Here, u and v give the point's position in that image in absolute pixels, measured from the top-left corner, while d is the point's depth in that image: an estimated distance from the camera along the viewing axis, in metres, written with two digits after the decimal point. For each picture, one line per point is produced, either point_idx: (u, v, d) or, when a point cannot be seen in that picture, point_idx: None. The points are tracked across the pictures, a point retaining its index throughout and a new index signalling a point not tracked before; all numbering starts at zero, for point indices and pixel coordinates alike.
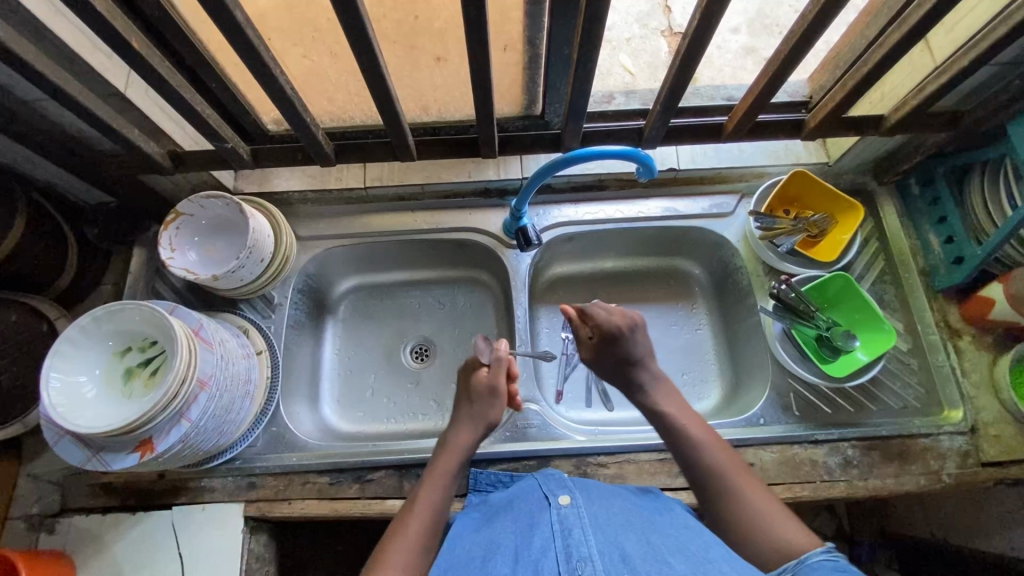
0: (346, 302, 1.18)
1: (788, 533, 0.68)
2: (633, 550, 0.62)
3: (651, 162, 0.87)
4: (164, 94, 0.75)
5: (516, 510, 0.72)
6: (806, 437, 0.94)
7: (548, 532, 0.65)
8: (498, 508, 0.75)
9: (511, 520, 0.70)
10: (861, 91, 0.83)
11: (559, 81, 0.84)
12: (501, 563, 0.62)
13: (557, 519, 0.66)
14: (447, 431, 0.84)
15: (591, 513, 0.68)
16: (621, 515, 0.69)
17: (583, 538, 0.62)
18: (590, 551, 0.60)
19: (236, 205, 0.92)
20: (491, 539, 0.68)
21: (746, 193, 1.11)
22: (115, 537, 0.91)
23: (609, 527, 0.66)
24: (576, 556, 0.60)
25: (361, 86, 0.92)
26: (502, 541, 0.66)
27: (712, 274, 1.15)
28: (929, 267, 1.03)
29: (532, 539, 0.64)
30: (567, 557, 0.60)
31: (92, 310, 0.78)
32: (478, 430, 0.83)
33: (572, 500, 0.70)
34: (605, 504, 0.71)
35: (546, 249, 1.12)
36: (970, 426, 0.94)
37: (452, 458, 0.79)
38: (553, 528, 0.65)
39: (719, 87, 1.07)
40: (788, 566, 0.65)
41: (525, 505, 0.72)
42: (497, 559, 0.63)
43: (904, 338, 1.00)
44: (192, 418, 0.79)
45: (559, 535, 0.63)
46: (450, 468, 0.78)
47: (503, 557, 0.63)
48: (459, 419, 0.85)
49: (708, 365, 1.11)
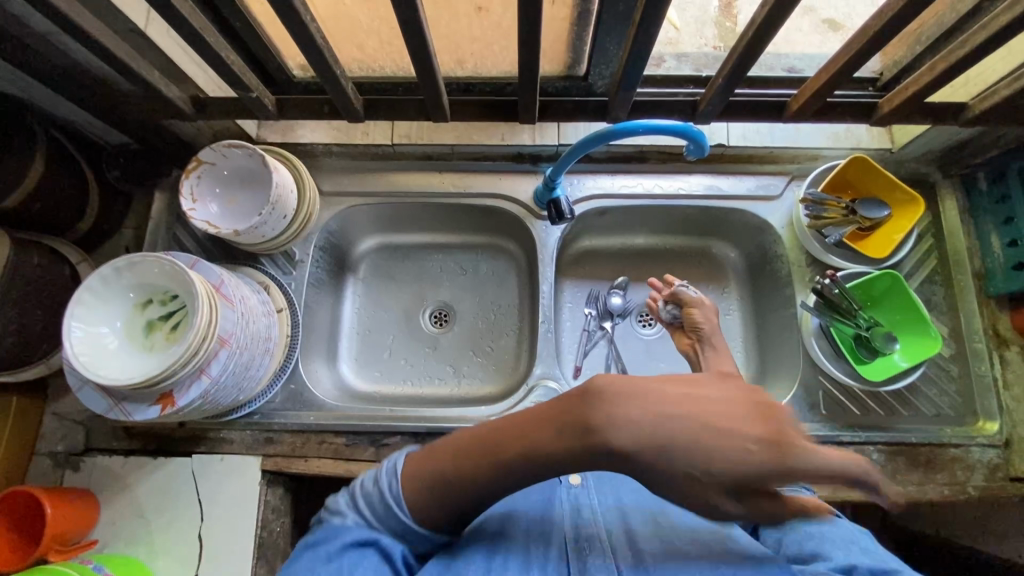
0: (367, 261, 1.16)
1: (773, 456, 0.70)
2: (639, 528, 0.64)
3: (703, 139, 0.80)
4: (188, 38, 0.70)
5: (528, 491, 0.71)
6: (831, 437, 0.91)
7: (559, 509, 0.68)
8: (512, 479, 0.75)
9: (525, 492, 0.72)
10: (949, 77, 0.74)
11: (611, 42, 0.78)
12: (515, 545, 0.62)
13: (568, 499, 0.69)
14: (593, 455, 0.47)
15: (601, 491, 0.71)
16: (631, 496, 0.70)
17: (592, 517, 0.66)
18: (599, 531, 0.63)
19: (260, 157, 0.88)
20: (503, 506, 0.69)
21: (797, 175, 1.03)
22: (137, 479, 0.93)
23: (622, 508, 0.68)
24: (583, 536, 0.63)
25: (394, 34, 0.85)
26: (515, 520, 0.66)
27: (749, 258, 1.10)
28: (985, 270, 0.97)
29: (550, 530, 0.64)
30: (576, 539, 0.63)
31: (111, 261, 0.76)
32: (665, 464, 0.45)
33: (582, 479, 0.72)
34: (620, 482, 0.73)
35: (577, 221, 1.07)
36: (1004, 440, 0.91)
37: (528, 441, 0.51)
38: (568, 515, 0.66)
39: (780, 56, 0.98)
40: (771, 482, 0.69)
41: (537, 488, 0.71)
42: (512, 535, 0.63)
43: (948, 343, 0.95)
44: (212, 374, 0.78)
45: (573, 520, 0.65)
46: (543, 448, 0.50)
47: (515, 525, 0.65)
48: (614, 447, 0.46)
49: (734, 352, 1.08)
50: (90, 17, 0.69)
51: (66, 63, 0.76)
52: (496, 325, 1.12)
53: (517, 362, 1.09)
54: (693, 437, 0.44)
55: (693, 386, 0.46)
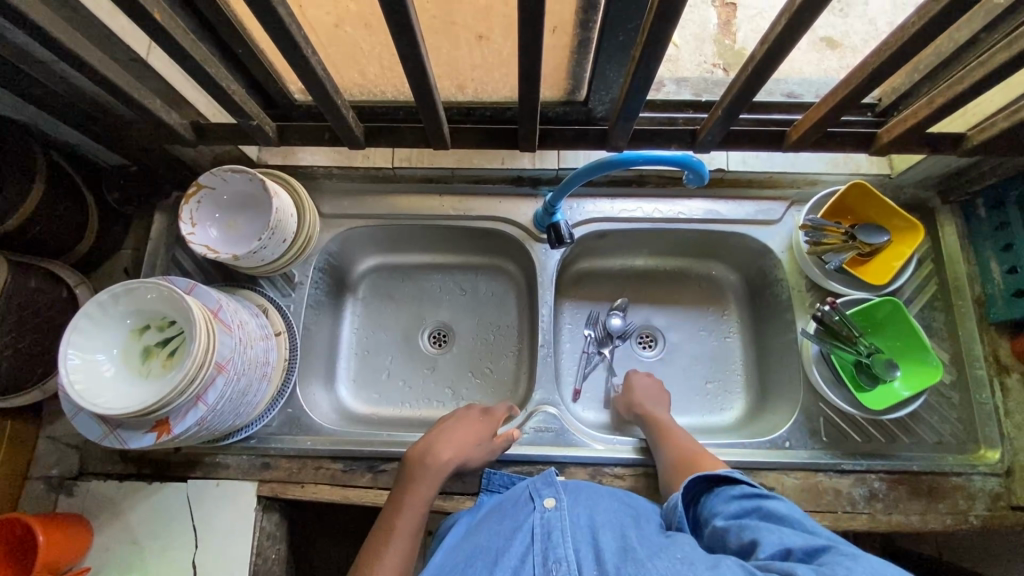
0: (366, 282, 1.15)
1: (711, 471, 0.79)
2: (607, 544, 0.65)
3: (703, 168, 0.80)
4: (189, 69, 0.70)
5: (504, 513, 0.74)
6: (832, 465, 0.91)
7: (529, 534, 0.67)
8: (489, 511, 0.77)
9: (497, 521, 0.73)
10: (949, 110, 0.75)
11: (612, 71, 0.78)
12: (481, 568, 0.64)
13: (539, 522, 0.69)
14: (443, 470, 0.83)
15: (575, 512, 0.70)
16: (607, 511, 0.71)
17: (561, 540, 0.65)
18: (567, 552, 0.64)
19: (260, 181, 0.88)
20: (476, 543, 0.70)
21: (797, 200, 1.03)
22: (131, 505, 0.92)
23: (590, 524, 0.68)
24: (553, 557, 0.63)
25: (395, 60, 0.85)
26: (487, 544, 0.68)
27: (749, 281, 1.10)
28: (985, 296, 0.97)
29: (513, 544, 0.66)
30: (544, 560, 0.63)
31: (109, 287, 0.76)
32: (462, 454, 0.84)
33: (556, 502, 0.72)
34: (594, 503, 0.73)
35: (577, 244, 1.07)
36: (1006, 468, 0.90)
37: (429, 485, 0.81)
38: (535, 530, 0.67)
39: (780, 82, 0.98)
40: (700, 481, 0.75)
41: (513, 508, 0.74)
42: (479, 562, 0.65)
43: (949, 370, 0.95)
44: (208, 402, 0.77)
45: (540, 538, 0.66)
46: (427, 494, 0.81)
47: (486, 556, 0.66)
48: (436, 471, 0.82)
49: (735, 376, 1.07)
50: (92, 47, 0.70)
51: (68, 91, 0.76)
52: (495, 347, 1.11)
53: (516, 384, 1.08)
54: (463, 449, 0.85)
55: (450, 419, 0.90)
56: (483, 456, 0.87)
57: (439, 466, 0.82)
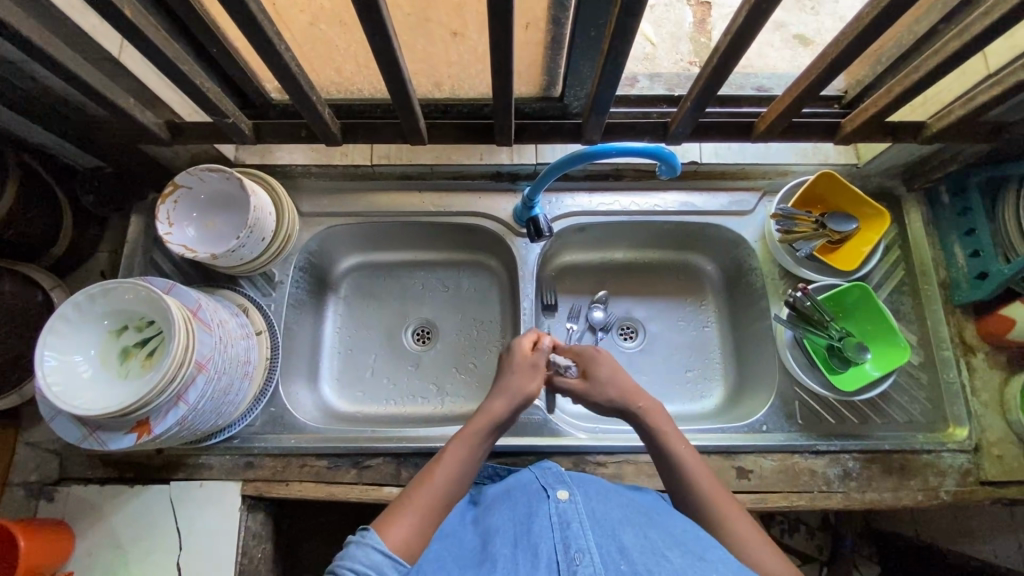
0: (348, 280, 1.16)
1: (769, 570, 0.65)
2: (631, 542, 0.62)
3: (675, 160, 0.82)
4: (163, 67, 0.70)
5: (513, 499, 0.72)
6: (808, 446, 0.93)
7: (546, 522, 0.65)
8: (494, 499, 0.75)
9: (508, 509, 0.70)
10: (908, 98, 0.78)
11: (584, 65, 0.79)
12: (501, 548, 0.62)
13: (554, 511, 0.66)
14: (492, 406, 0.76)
15: (588, 506, 0.69)
16: (618, 508, 0.70)
17: (582, 532, 0.62)
18: (588, 544, 0.61)
19: (237, 180, 0.88)
20: (488, 526, 0.68)
21: (768, 191, 1.06)
22: (112, 509, 0.91)
23: (605, 520, 0.66)
24: (574, 548, 0.60)
25: (371, 59, 0.86)
26: (500, 529, 0.66)
27: (726, 271, 1.12)
28: (950, 280, 1.00)
29: (530, 527, 0.64)
30: (565, 548, 0.60)
31: (85, 289, 0.76)
32: (510, 395, 0.77)
33: (570, 495, 0.70)
34: (604, 499, 0.72)
35: (556, 238, 1.08)
36: (973, 445, 0.93)
37: (484, 420, 0.75)
38: (551, 519, 0.65)
39: (749, 75, 1.01)
40: None
41: (523, 495, 0.72)
42: (496, 545, 0.63)
43: (917, 352, 0.98)
44: (189, 401, 0.77)
45: (557, 526, 0.64)
46: (482, 428, 0.74)
47: (503, 539, 0.64)
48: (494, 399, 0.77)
49: (713, 364, 1.09)
50: (62, 46, 0.70)
51: (39, 91, 0.76)
52: (478, 342, 1.12)
53: None
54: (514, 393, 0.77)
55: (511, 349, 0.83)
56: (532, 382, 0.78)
57: (501, 416, 0.75)
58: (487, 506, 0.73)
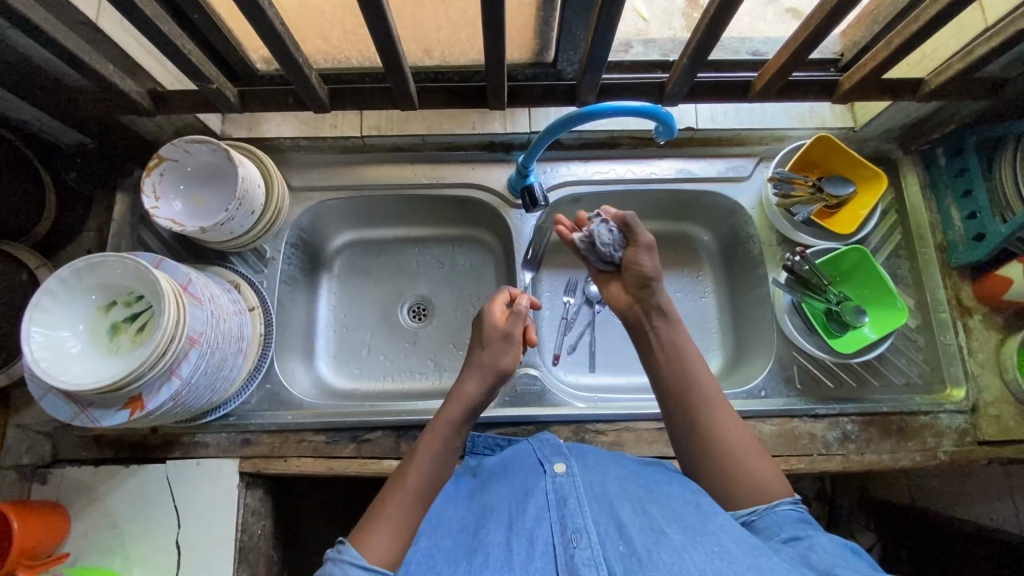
0: (341, 257, 1.14)
1: (766, 481, 0.69)
2: (630, 519, 0.62)
3: (672, 121, 0.81)
4: (143, 28, 0.68)
5: (510, 475, 0.71)
6: (807, 410, 0.93)
7: (541, 502, 0.64)
8: (492, 473, 0.74)
9: (505, 485, 0.70)
10: (906, 51, 0.77)
11: (576, 26, 0.77)
12: (495, 531, 0.62)
13: (551, 488, 0.66)
14: (464, 387, 0.78)
15: (586, 480, 0.68)
16: (618, 482, 0.69)
17: (579, 510, 0.62)
18: (585, 522, 0.61)
19: (224, 151, 0.86)
20: (485, 504, 0.67)
21: (765, 156, 1.05)
22: (108, 490, 0.90)
23: (602, 495, 0.66)
24: (571, 528, 0.60)
25: (359, 24, 0.84)
26: (496, 507, 0.66)
27: (723, 241, 1.12)
28: (947, 242, 1.00)
29: (527, 506, 0.64)
30: (562, 529, 0.60)
31: (71, 263, 0.73)
32: (488, 369, 0.79)
33: (568, 468, 0.69)
34: (604, 472, 0.71)
35: (552, 210, 1.07)
36: (971, 405, 0.93)
37: (453, 410, 0.76)
38: (549, 496, 0.65)
39: (745, 40, 0.97)
40: (757, 508, 0.66)
41: (520, 470, 0.71)
42: (491, 525, 0.63)
43: (914, 315, 0.99)
44: (182, 376, 0.76)
45: (554, 505, 0.64)
46: (452, 419, 0.76)
47: (497, 524, 0.63)
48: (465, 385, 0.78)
49: (711, 333, 1.09)
50: (37, 8, 0.67)
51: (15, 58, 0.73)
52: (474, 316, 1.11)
53: None
54: (489, 371, 0.79)
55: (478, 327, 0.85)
56: (508, 355, 0.81)
57: (471, 401, 0.77)
58: (484, 479, 0.73)
